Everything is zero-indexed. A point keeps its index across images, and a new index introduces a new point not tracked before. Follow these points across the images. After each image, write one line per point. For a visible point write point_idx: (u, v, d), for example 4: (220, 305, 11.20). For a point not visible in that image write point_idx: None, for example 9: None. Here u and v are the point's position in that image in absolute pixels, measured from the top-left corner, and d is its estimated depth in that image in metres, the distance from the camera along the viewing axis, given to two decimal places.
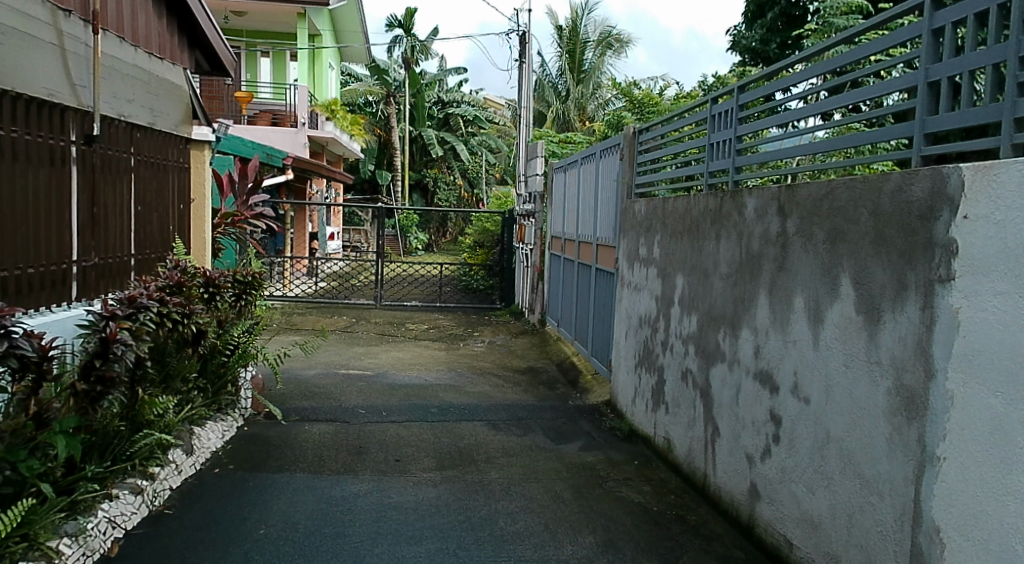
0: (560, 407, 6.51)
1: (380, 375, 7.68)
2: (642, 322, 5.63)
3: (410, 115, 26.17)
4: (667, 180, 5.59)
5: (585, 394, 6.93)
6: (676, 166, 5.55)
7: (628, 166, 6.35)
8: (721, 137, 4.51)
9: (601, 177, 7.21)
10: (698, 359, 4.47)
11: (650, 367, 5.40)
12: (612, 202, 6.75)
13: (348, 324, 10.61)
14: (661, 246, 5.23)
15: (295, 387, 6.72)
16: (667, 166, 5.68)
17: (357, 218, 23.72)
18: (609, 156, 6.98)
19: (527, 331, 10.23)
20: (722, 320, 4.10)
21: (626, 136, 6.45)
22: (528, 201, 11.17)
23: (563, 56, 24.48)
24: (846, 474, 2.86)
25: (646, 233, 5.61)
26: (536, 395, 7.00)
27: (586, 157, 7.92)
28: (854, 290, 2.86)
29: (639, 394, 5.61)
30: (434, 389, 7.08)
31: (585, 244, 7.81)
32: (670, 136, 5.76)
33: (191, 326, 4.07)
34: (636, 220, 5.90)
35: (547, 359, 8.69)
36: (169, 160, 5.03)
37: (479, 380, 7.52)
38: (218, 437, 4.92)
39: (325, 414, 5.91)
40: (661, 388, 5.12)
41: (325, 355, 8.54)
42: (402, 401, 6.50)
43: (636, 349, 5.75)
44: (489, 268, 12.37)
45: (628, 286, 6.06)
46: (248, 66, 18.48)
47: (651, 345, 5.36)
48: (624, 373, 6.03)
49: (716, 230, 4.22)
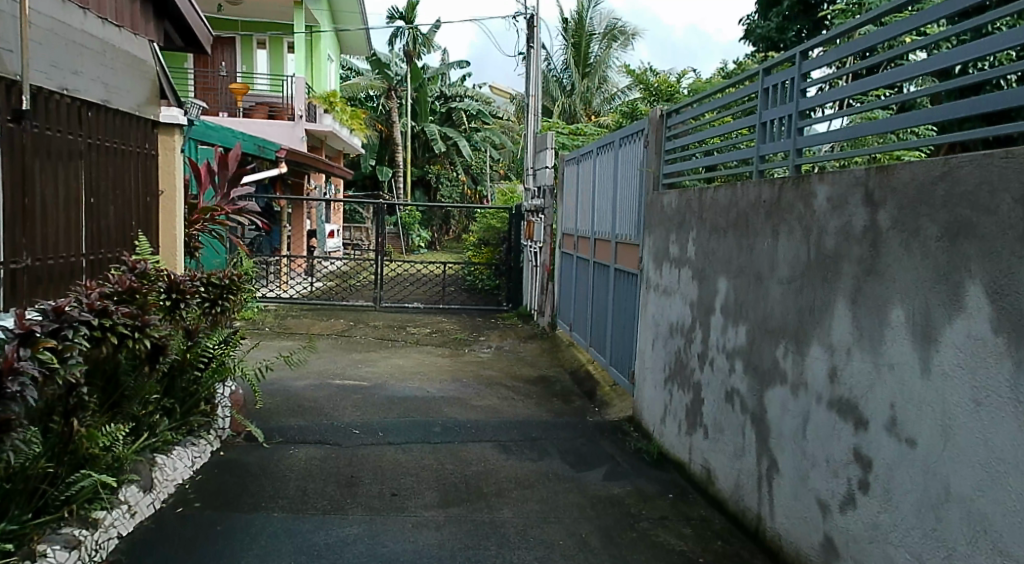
0: (577, 424, 5.83)
1: (377, 387, 6.99)
2: (673, 330, 4.95)
3: (411, 110, 25.50)
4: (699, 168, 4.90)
5: (604, 409, 6.25)
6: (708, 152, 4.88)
7: (652, 153, 5.64)
8: (771, 114, 3.83)
9: (621, 167, 6.50)
10: (747, 378, 3.80)
11: (683, 384, 4.73)
12: (635, 195, 6.03)
13: (346, 328, 9.93)
14: (698, 244, 4.53)
15: (282, 403, 6.03)
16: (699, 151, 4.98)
17: (358, 216, 23.02)
18: (630, 144, 6.27)
19: (537, 335, 9.55)
20: (782, 333, 3.42)
21: (651, 119, 5.70)
22: (537, 196, 10.49)
23: (569, 49, 23.80)
24: (977, 545, 2.19)
25: (677, 228, 4.94)
26: (550, 409, 6.31)
27: (602, 147, 7.22)
28: (988, 305, 2.18)
29: (670, 413, 4.93)
30: (437, 403, 6.38)
31: (602, 241, 7.12)
32: (701, 118, 5.07)
33: (151, 339, 3.42)
34: (664, 214, 5.20)
35: (560, 368, 7.99)
36: (129, 144, 4.37)
37: (488, 393, 6.82)
38: (186, 466, 4.26)
39: (315, 434, 5.23)
40: (698, 408, 4.46)
41: (319, 364, 7.85)
42: (401, 418, 5.81)
43: (665, 360, 5.09)
44: (495, 267, 11.62)
45: (654, 289, 5.40)
46: (244, 57, 17.74)
47: (685, 356, 4.70)
48: (650, 387, 5.39)
49: (773, 226, 3.54)
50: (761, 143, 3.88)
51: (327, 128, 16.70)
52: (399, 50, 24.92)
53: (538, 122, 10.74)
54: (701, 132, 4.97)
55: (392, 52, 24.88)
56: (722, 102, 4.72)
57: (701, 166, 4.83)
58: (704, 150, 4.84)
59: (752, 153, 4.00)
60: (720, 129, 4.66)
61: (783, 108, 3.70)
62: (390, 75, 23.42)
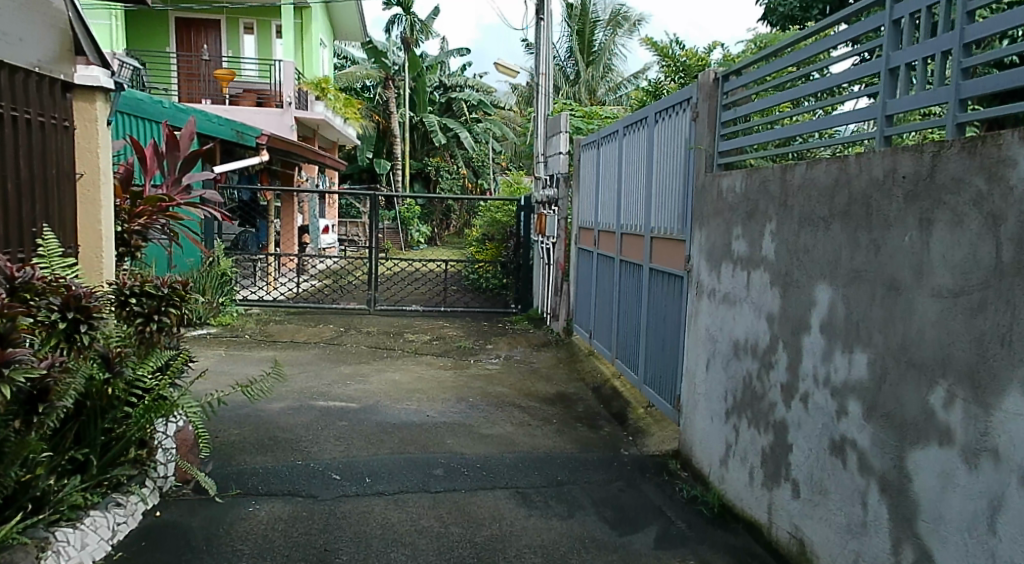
0: (610, 459, 4.77)
1: (368, 409, 5.91)
2: (739, 351, 3.90)
3: (410, 100, 24.44)
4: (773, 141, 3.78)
5: (640, 439, 5.18)
6: (778, 121, 3.79)
7: (705, 128, 4.49)
8: (900, 57, 2.71)
9: (658, 148, 5.39)
10: (868, 427, 2.75)
11: (756, 423, 3.68)
12: (679, 180, 4.93)
13: (336, 334, 8.88)
14: (779, 238, 3.46)
15: (249, 436, 4.96)
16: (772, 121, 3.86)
17: (354, 211, 21.94)
18: (671, 119, 5.14)
19: (550, 342, 8.49)
20: (939, 369, 2.37)
21: (702, 86, 4.57)
22: (548, 185, 9.42)
23: (574, 36, 22.65)
24: None
25: (744, 220, 3.87)
26: (576, 439, 5.23)
27: (633, 124, 6.13)
28: None
29: (737, 455, 3.87)
30: (439, 433, 5.28)
31: (633, 236, 6.04)
32: (767, 79, 3.98)
33: (18, 383, 2.45)
34: (724, 203, 4.13)
35: (580, 383, 6.90)
36: (26, 109, 3.32)
37: (500, 417, 5.74)
38: (101, 540, 3.21)
39: (287, 482, 4.14)
40: (783, 456, 3.40)
41: (302, 381, 6.76)
42: (394, 454, 4.73)
43: (726, 386, 4.04)
44: (502, 265, 10.51)
45: (708, 296, 4.35)
46: (230, 42, 16.55)
47: (759, 386, 3.64)
48: (703, 417, 4.36)
49: (922, 213, 2.48)
50: (887, 97, 2.76)
51: (321, 116, 15.58)
52: (396, 37, 23.82)
53: (549, 103, 9.65)
54: (774, 96, 3.84)
55: (388, 40, 23.75)
56: (801, 56, 3.58)
57: (776, 140, 3.72)
58: (777, 119, 3.72)
59: (869, 113, 2.88)
60: (802, 91, 3.53)
61: (927, 43, 2.55)
62: (388, 64, 22.33)
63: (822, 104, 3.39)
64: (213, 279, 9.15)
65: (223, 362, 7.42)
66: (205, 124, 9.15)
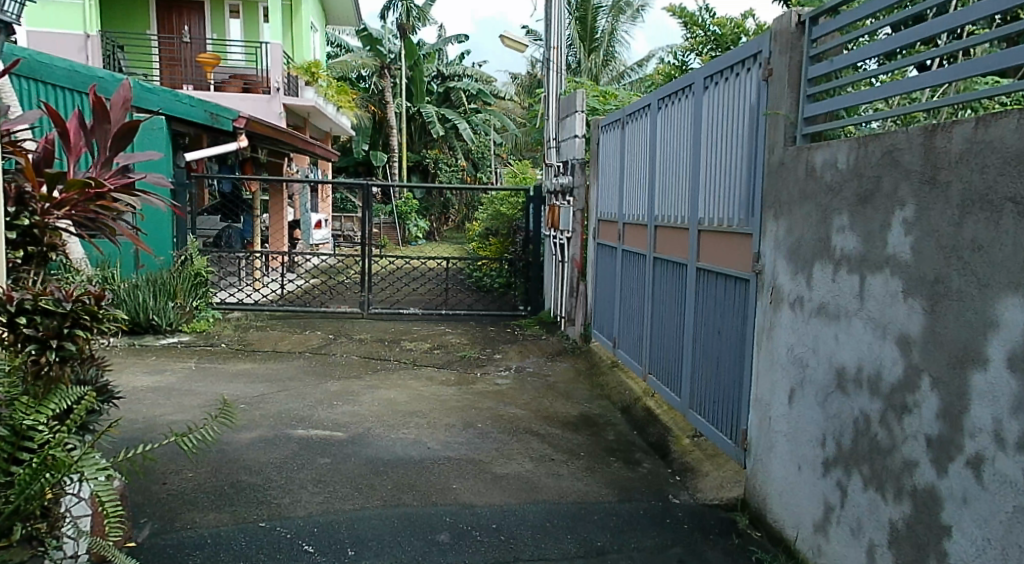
0: (659, 511, 3.78)
1: (358, 439, 4.91)
2: (846, 383, 2.91)
3: (407, 90, 23.46)
4: (883, 100, 2.87)
5: (690, 480, 4.20)
6: (896, 71, 2.84)
7: (785, 87, 3.46)
8: None
9: (711, 118, 4.38)
10: None
11: (875, 485, 2.70)
12: (744, 155, 3.92)
13: (324, 343, 7.87)
14: (924, 230, 2.47)
15: (204, 485, 3.96)
16: (879, 74, 2.95)
17: (350, 205, 20.95)
18: (730, 81, 4.14)
19: (566, 351, 7.49)
20: None
21: (773, 36, 3.60)
22: (562, 173, 8.40)
23: (576, 22, 21.47)
24: None
25: (852, 206, 2.87)
26: (612, 481, 4.24)
27: (674, 94, 5.08)
28: None
29: (844, 523, 2.88)
30: (442, 473, 4.28)
31: (676, 229, 5.01)
32: (867, 19, 3.03)
33: None
34: (819, 184, 3.13)
35: (606, 403, 5.90)
36: None
37: (516, 450, 4.72)
38: None
39: (239, 560, 3.19)
40: (930, 544, 2.42)
41: (279, 402, 5.74)
42: (387, 508, 3.74)
43: (825, 428, 3.05)
44: (509, 264, 9.41)
45: (791, 306, 3.35)
46: (214, 26, 15.50)
47: (883, 436, 2.65)
48: (786, 465, 3.36)
49: None
50: None
51: (310, 103, 14.51)
52: (392, 24, 22.79)
53: (562, 81, 8.57)
54: (880, 41, 2.93)
55: (384, 28, 22.72)
56: None
57: (893, 97, 2.80)
58: (889, 69, 2.81)
59: None
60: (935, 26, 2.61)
61: None
62: (384, 52, 21.34)
63: (971, 40, 2.49)
64: (185, 280, 8.19)
65: (191, 379, 6.42)
66: (172, 103, 8.34)
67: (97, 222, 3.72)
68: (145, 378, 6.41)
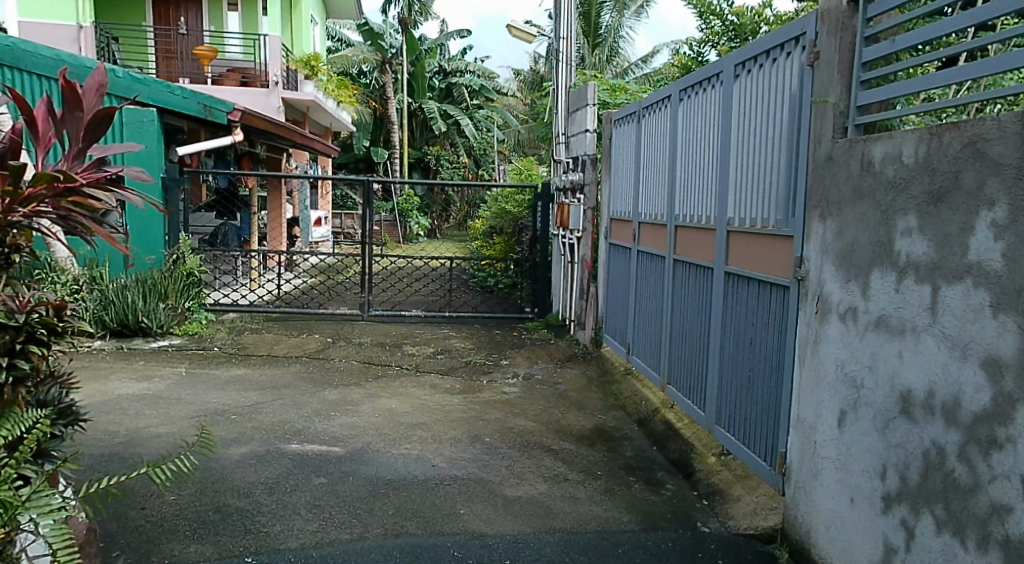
0: (688, 543, 3.42)
1: (357, 455, 4.54)
2: (913, 408, 2.55)
3: (408, 85, 23.04)
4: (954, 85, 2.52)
5: (719, 505, 3.84)
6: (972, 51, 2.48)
7: (834, 71, 3.08)
8: None
9: (743, 110, 4.02)
10: None
11: (954, 528, 2.36)
12: (783, 150, 3.56)
13: (322, 347, 7.50)
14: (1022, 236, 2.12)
15: (188, 511, 3.60)
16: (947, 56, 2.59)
17: (350, 202, 20.57)
18: (766, 68, 3.77)
19: (576, 357, 7.13)
20: None
21: (819, 17, 3.23)
22: (571, 169, 8.03)
23: (580, 18, 21.05)
24: None
25: (921, 207, 2.51)
26: (634, 504, 3.87)
27: (700, 83, 4.71)
28: None
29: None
30: (448, 496, 3.91)
31: (699, 231, 4.65)
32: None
33: None
34: (877, 181, 2.76)
35: (621, 414, 5.53)
36: None
37: (527, 469, 4.35)
38: None
39: None
40: None
41: (273, 413, 5.37)
42: (388, 538, 3.39)
43: (885, 458, 2.68)
44: (515, 264, 9.04)
45: (841, 318, 2.98)
46: (211, 18, 15.09)
47: (964, 473, 2.29)
48: (834, 496, 2.99)
49: None
50: None
51: (310, 97, 14.03)
52: (393, 18, 22.38)
53: (570, 74, 8.14)
54: (941, 19, 2.58)
55: (385, 22, 22.26)
56: None
57: (969, 81, 2.44)
58: (963, 50, 2.46)
59: None
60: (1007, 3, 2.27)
61: None
62: (384, 47, 20.94)
63: None
64: (176, 281, 7.84)
65: (180, 386, 6.05)
66: (164, 94, 8.00)
67: (72, 229, 3.39)
68: (131, 385, 6.04)
